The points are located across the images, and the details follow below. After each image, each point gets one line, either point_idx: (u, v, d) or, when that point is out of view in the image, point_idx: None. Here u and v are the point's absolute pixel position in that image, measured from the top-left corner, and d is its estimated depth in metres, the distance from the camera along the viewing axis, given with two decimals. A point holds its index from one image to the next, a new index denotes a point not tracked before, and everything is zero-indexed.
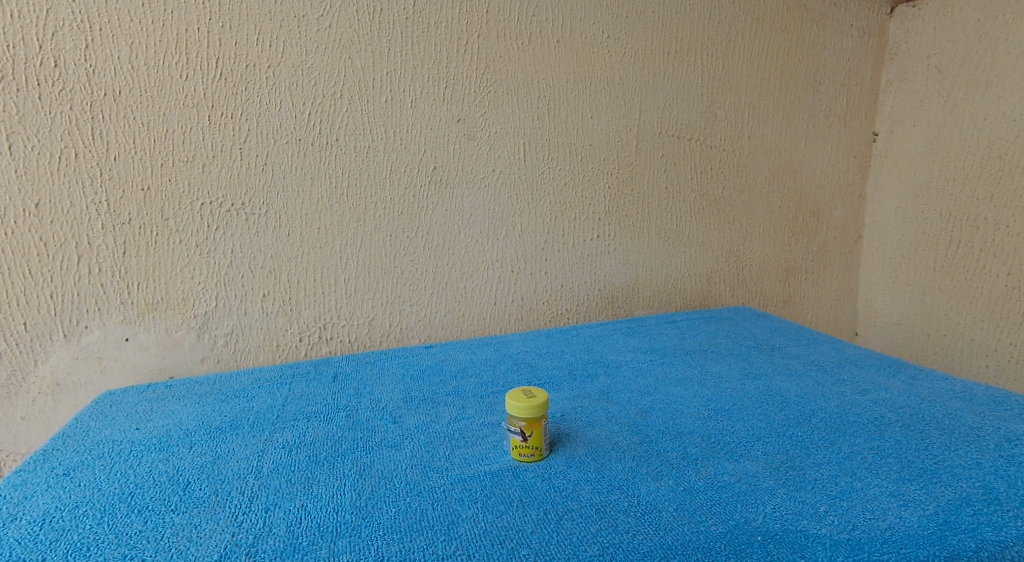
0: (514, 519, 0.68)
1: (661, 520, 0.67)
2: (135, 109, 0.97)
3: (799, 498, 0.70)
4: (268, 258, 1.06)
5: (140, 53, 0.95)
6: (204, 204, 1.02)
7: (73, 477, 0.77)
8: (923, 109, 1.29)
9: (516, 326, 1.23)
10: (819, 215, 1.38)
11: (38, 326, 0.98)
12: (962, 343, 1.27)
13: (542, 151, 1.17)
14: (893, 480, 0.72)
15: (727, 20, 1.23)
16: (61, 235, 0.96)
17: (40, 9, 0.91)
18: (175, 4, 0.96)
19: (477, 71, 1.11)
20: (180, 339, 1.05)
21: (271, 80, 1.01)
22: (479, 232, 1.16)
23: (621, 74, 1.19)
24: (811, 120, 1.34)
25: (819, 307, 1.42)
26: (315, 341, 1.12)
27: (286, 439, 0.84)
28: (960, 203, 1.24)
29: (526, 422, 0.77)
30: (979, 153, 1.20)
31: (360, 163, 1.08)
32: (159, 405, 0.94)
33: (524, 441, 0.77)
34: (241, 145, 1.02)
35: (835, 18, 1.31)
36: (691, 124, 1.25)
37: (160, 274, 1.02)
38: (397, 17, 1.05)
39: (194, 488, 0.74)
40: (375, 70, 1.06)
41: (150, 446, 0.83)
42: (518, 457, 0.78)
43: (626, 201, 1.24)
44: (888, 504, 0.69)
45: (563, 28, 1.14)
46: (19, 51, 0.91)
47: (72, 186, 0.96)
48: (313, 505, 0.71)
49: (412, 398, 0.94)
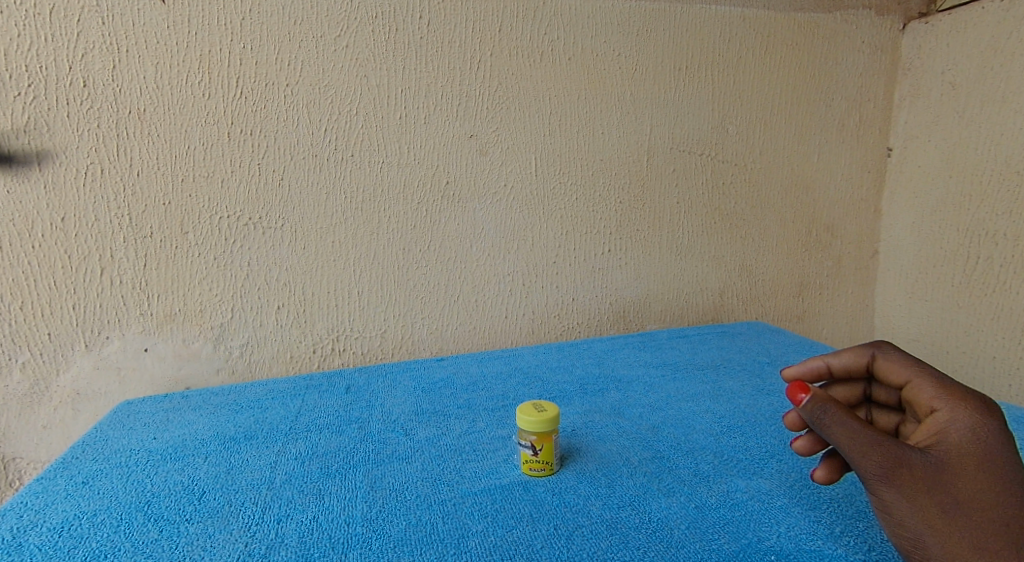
0: (525, 533, 0.68)
1: (633, 541, 0.67)
2: (159, 126, 0.99)
3: (774, 518, 0.69)
4: (284, 271, 1.08)
5: (165, 72, 0.99)
6: (222, 218, 1.04)
7: (92, 486, 0.78)
8: (938, 125, 1.26)
9: (527, 340, 1.23)
10: (833, 230, 1.36)
11: (61, 336, 1.01)
12: (983, 360, 1.23)
13: (589, 169, 1.20)
14: None
15: (738, 37, 1.23)
16: (85, 247, 0.99)
17: (71, 32, 0.94)
18: (198, 26, 0.99)
19: (490, 88, 1.12)
20: (196, 350, 1.07)
21: (289, 98, 1.04)
22: (491, 246, 1.17)
23: (631, 91, 1.20)
24: (823, 135, 1.32)
25: (833, 322, 1.40)
26: (327, 354, 1.13)
27: (298, 451, 0.84)
28: (977, 219, 1.21)
29: (537, 436, 0.77)
30: (996, 169, 1.17)
31: (408, 174, 1.11)
32: (176, 415, 0.96)
33: (534, 456, 0.77)
34: (260, 160, 1.04)
35: (847, 35, 1.29)
36: (701, 139, 1.25)
37: (179, 286, 1.04)
38: (412, 37, 1.07)
39: (209, 498, 0.75)
40: (391, 88, 1.08)
41: (167, 456, 0.84)
42: (527, 470, 0.78)
43: (671, 223, 1.26)
44: (818, 531, 0.67)
45: (573, 46, 1.15)
46: (50, 72, 0.94)
47: (97, 201, 0.99)
48: (325, 516, 0.71)
49: (424, 411, 0.94)
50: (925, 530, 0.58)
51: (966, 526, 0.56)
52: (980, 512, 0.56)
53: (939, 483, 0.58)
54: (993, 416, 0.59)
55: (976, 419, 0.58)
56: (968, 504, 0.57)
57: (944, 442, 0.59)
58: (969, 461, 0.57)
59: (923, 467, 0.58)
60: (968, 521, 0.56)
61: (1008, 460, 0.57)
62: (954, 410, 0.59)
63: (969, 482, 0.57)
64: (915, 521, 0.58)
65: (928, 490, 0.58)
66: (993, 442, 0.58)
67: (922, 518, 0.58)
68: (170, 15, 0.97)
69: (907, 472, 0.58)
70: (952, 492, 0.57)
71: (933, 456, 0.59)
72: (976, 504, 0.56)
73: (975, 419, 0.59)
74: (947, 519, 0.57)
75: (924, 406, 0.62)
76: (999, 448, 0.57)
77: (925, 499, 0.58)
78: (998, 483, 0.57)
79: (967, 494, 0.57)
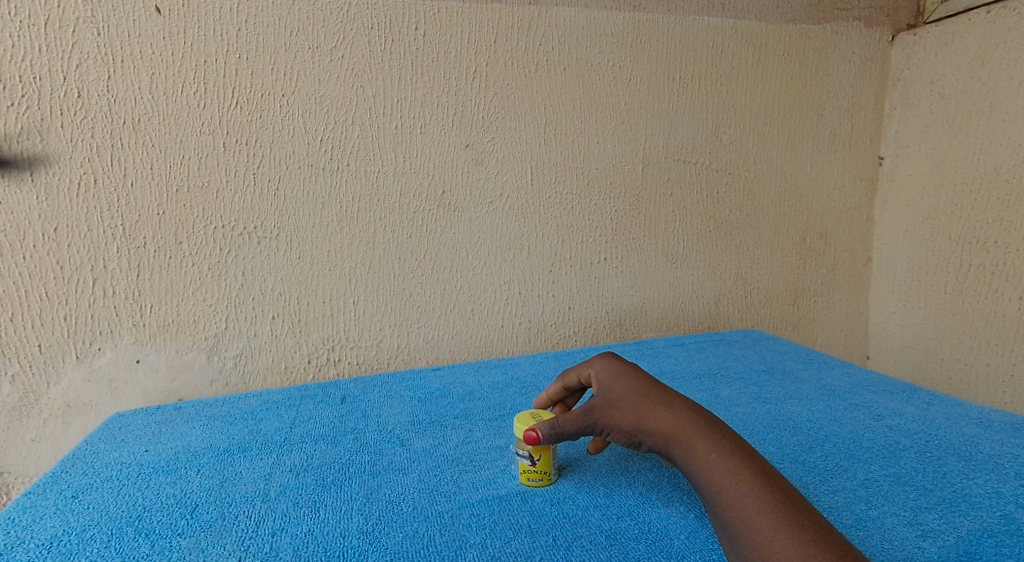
0: (524, 544, 0.67)
1: (632, 551, 0.66)
2: (154, 136, 0.99)
3: None
4: (279, 281, 1.08)
5: (160, 82, 0.98)
6: (217, 227, 1.04)
7: (82, 500, 0.77)
8: (928, 135, 1.28)
9: (524, 349, 1.23)
10: (827, 239, 1.37)
11: (52, 348, 0.99)
12: (977, 369, 1.23)
13: (585, 178, 1.21)
14: (886, 511, 0.71)
15: (731, 48, 1.24)
16: (78, 258, 0.99)
17: (66, 42, 0.94)
18: (195, 37, 0.99)
19: (485, 98, 1.13)
20: (190, 361, 1.06)
21: (285, 108, 1.04)
22: (487, 255, 1.17)
23: (627, 100, 1.20)
24: (815, 145, 1.33)
25: (828, 330, 1.40)
26: (323, 364, 1.12)
27: (293, 462, 0.83)
28: (968, 227, 1.22)
29: (535, 446, 0.76)
30: (986, 178, 1.19)
31: (404, 183, 1.11)
32: (168, 427, 0.95)
33: (533, 466, 0.77)
34: (255, 171, 1.04)
35: (837, 46, 1.31)
36: (696, 149, 1.26)
37: (172, 297, 1.03)
38: (408, 47, 1.08)
39: (201, 511, 0.74)
40: (386, 98, 1.08)
41: (159, 468, 0.83)
42: (526, 481, 0.77)
43: (667, 232, 1.27)
44: None
45: (568, 56, 1.16)
46: (44, 82, 0.94)
47: (91, 211, 0.98)
48: (320, 529, 0.70)
49: (420, 421, 0.94)
50: (621, 424, 0.73)
51: (634, 403, 0.74)
52: (634, 393, 0.75)
53: (610, 396, 0.76)
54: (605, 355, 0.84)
55: (602, 363, 0.81)
56: (628, 396, 0.75)
57: (598, 381, 0.79)
58: (612, 377, 0.78)
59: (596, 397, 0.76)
60: (630, 402, 0.74)
61: (632, 368, 0.79)
62: (590, 366, 0.82)
63: (621, 384, 0.76)
64: (615, 425, 0.74)
65: (608, 404, 0.75)
66: (619, 366, 0.80)
67: (617, 420, 0.73)
68: (166, 26, 0.97)
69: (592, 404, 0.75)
70: (616, 396, 0.75)
71: (597, 389, 0.78)
72: (631, 391, 0.75)
73: (602, 363, 0.82)
74: (626, 409, 0.74)
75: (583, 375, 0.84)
76: (623, 366, 0.80)
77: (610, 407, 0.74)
78: (632, 378, 0.77)
79: (621, 390, 0.76)
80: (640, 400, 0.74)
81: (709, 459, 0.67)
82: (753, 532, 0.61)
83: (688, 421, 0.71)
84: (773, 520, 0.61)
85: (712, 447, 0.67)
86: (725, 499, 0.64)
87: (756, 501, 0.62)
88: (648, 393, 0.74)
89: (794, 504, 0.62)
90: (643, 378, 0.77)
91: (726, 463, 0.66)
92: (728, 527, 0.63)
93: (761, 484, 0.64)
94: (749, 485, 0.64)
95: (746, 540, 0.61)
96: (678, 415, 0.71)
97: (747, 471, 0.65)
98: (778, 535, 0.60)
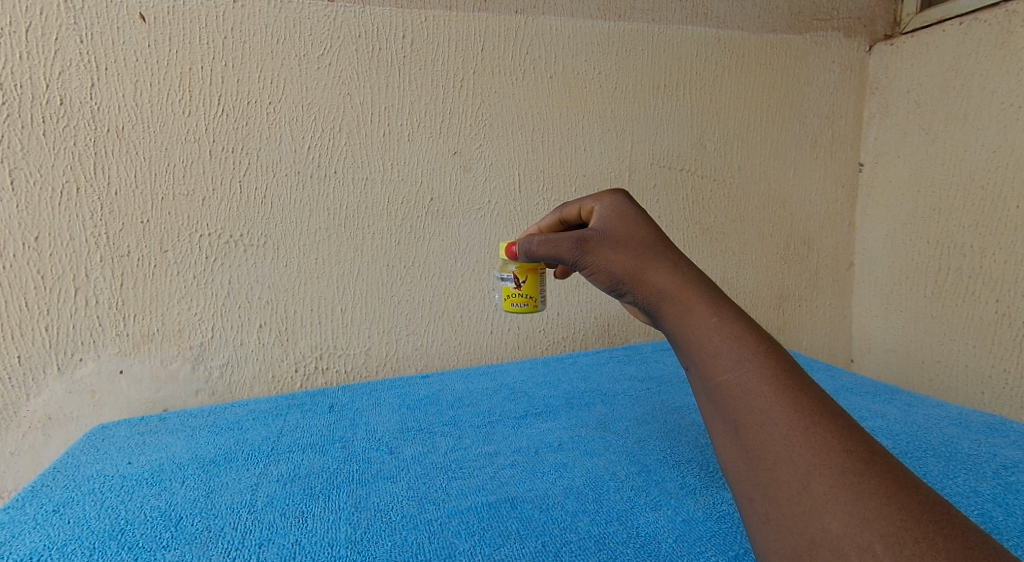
0: (513, 550, 0.67)
1: (619, 556, 0.66)
2: (138, 144, 0.98)
3: None
4: (265, 289, 1.07)
5: (145, 90, 0.98)
6: (203, 235, 1.03)
7: (63, 514, 0.75)
8: (905, 142, 1.31)
9: (513, 355, 1.23)
10: (810, 243, 1.39)
11: (32, 359, 0.98)
12: (956, 370, 1.25)
13: (573, 184, 1.22)
14: None
15: (714, 57, 1.26)
16: (60, 267, 0.97)
17: (49, 49, 0.93)
18: (180, 44, 0.98)
19: (473, 106, 1.13)
20: (174, 371, 1.05)
21: (272, 116, 1.04)
22: (475, 261, 1.17)
23: (612, 107, 1.22)
24: (798, 151, 1.35)
25: (812, 334, 1.42)
26: (311, 372, 1.12)
27: (281, 472, 0.82)
28: (946, 232, 1.24)
29: (520, 269, 0.91)
30: (962, 184, 1.21)
31: (392, 190, 1.11)
32: (152, 438, 0.93)
33: (518, 289, 0.92)
34: (241, 178, 1.03)
35: (817, 55, 1.33)
36: (682, 155, 1.27)
37: (157, 305, 1.02)
38: (395, 55, 1.08)
39: (186, 523, 0.73)
40: (374, 106, 1.08)
41: (142, 480, 0.82)
42: (511, 305, 0.93)
43: None
44: None
45: (556, 65, 1.17)
46: (26, 90, 0.93)
47: (72, 219, 0.97)
48: (308, 539, 0.70)
49: (409, 429, 0.93)
50: (611, 266, 0.71)
51: (633, 250, 0.70)
52: (637, 239, 0.71)
53: (610, 236, 0.73)
54: (620, 193, 0.78)
55: (611, 201, 0.77)
56: (629, 241, 0.72)
57: (600, 218, 0.76)
58: (619, 220, 0.74)
59: (594, 234, 0.73)
60: (630, 249, 0.71)
61: (641, 213, 0.75)
62: (596, 202, 0.78)
63: (626, 229, 0.73)
64: (605, 265, 0.72)
65: (605, 243, 0.72)
66: (627, 207, 0.76)
67: (609, 261, 0.71)
68: (151, 33, 0.97)
69: (587, 241, 0.73)
70: (617, 237, 0.72)
71: (597, 225, 0.75)
72: (634, 238, 0.72)
73: (610, 202, 0.77)
74: (623, 252, 0.71)
75: (586, 211, 0.79)
76: (632, 208, 0.75)
77: (605, 248, 0.72)
78: (640, 224, 0.73)
79: (625, 235, 0.72)
80: (643, 248, 0.70)
81: (707, 322, 0.63)
82: (746, 396, 0.58)
83: (691, 282, 0.67)
84: (771, 387, 0.58)
85: (713, 311, 0.64)
86: (719, 362, 0.61)
87: (756, 368, 0.59)
88: (651, 243, 0.71)
89: (792, 371, 0.60)
90: (653, 227, 0.73)
91: (725, 327, 0.62)
92: (716, 390, 0.60)
93: (761, 350, 0.60)
94: (749, 350, 0.60)
95: (739, 404, 0.58)
96: (680, 274, 0.67)
97: (749, 336, 0.61)
98: (775, 402, 0.57)
